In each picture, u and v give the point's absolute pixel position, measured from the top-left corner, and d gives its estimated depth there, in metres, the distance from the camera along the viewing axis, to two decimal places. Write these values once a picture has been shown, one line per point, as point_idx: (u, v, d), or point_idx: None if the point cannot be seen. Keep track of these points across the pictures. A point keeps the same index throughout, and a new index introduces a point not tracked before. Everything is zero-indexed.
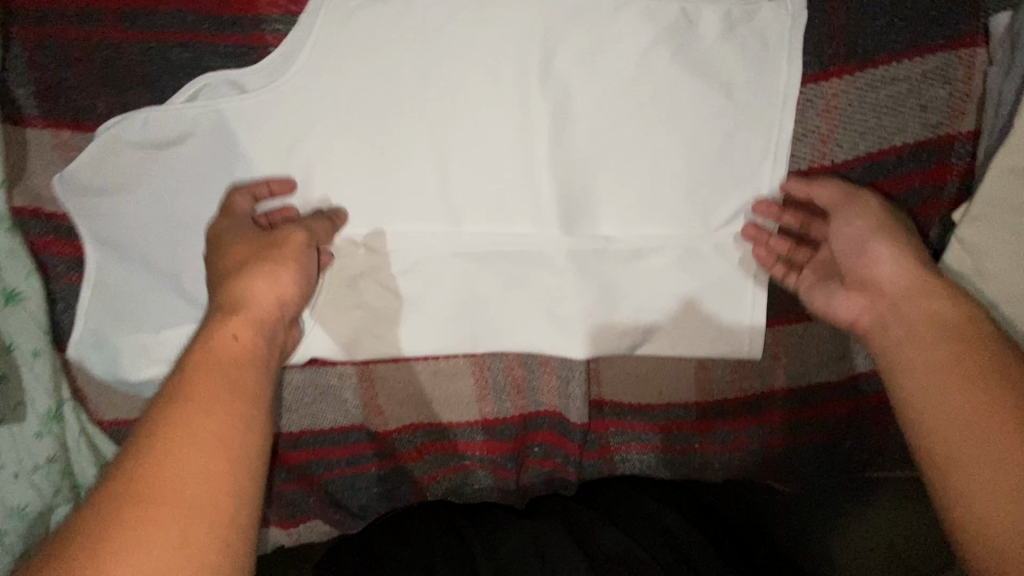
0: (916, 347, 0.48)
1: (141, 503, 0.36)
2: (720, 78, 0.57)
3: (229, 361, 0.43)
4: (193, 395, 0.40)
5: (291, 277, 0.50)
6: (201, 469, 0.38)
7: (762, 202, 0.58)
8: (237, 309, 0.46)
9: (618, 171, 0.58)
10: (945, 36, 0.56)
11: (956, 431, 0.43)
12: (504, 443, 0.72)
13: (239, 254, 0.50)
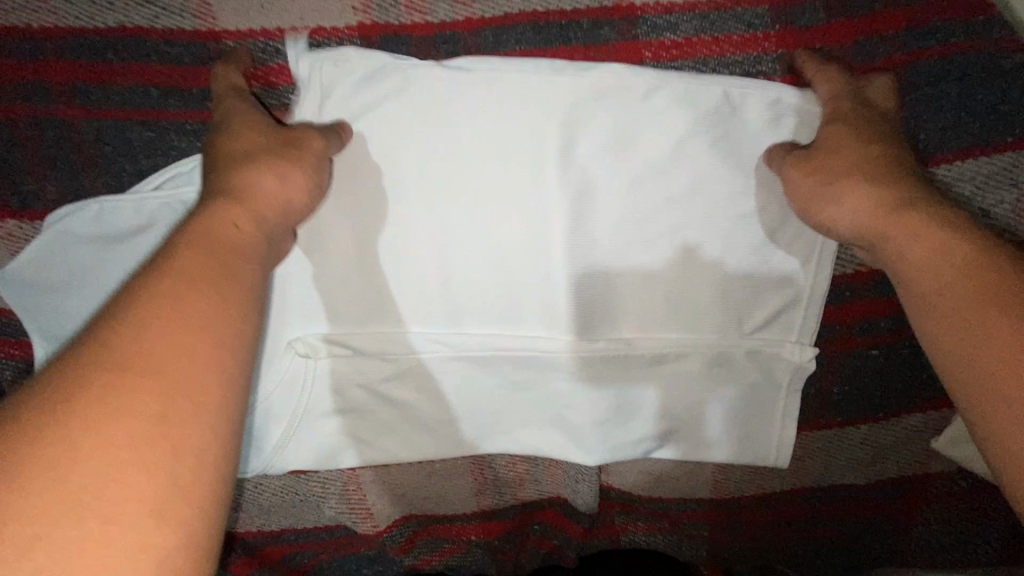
0: (923, 267, 0.39)
1: (96, 399, 0.26)
2: (763, 171, 0.49)
3: (227, 248, 0.35)
4: (150, 346, 0.29)
5: (303, 180, 0.42)
6: (183, 351, 0.29)
7: (801, 308, 0.52)
8: (239, 198, 0.38)
9: (643, 271, 0.51)
10: (1014, 136, 0.49)
11: (984, 321, 0.35)
12: (502, 526, 0.69)
13: (245, 131, 0.42)
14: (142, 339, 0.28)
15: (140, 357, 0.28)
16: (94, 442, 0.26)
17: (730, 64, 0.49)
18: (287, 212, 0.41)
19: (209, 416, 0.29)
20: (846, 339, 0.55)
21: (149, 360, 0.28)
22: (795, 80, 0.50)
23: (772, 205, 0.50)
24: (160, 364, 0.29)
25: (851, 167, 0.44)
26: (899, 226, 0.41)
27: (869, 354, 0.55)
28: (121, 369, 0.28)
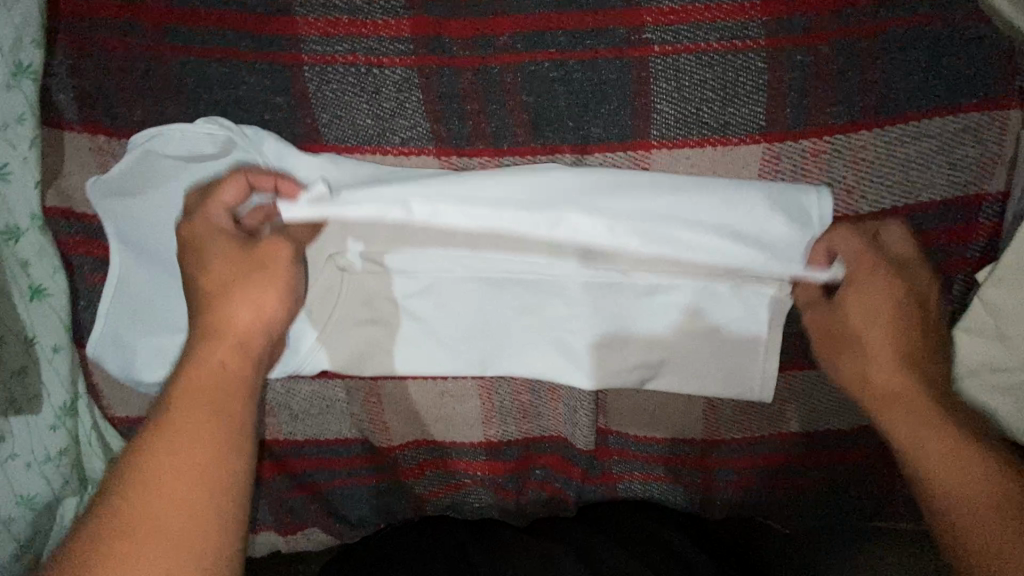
0: (917, 393, 0.51)
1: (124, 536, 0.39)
2: (742, 123, 0.57)
3: (211, 382, 0.45)
4: (181, 426, 0.43)
5: (277, 298, 0.49)
6: (192, 481, 0.42)
7: None
8: (218, 336, 0.48)
9: (642, 204, 0.55)
10: (976, 97, 0.55)
11: (961, 480, 0.47)
12: (506, 465, 0.71)
13: (223, 256, 0.49)
14: (157, 462, 0.42)
15: (139, 520, 0.40)
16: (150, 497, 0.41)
17: (718, 29, 0.56)
18: (267, 331, 0.50)
19: (207, 503, 0.41)
20: None
21: (168, 449, 0.42)
22: (781, 41, 0.55)
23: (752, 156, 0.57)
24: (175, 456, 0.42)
25: (872, 306, 0.52)
26: (901, 407, 0.51)
27: None
28: (142, 491, 0.41)
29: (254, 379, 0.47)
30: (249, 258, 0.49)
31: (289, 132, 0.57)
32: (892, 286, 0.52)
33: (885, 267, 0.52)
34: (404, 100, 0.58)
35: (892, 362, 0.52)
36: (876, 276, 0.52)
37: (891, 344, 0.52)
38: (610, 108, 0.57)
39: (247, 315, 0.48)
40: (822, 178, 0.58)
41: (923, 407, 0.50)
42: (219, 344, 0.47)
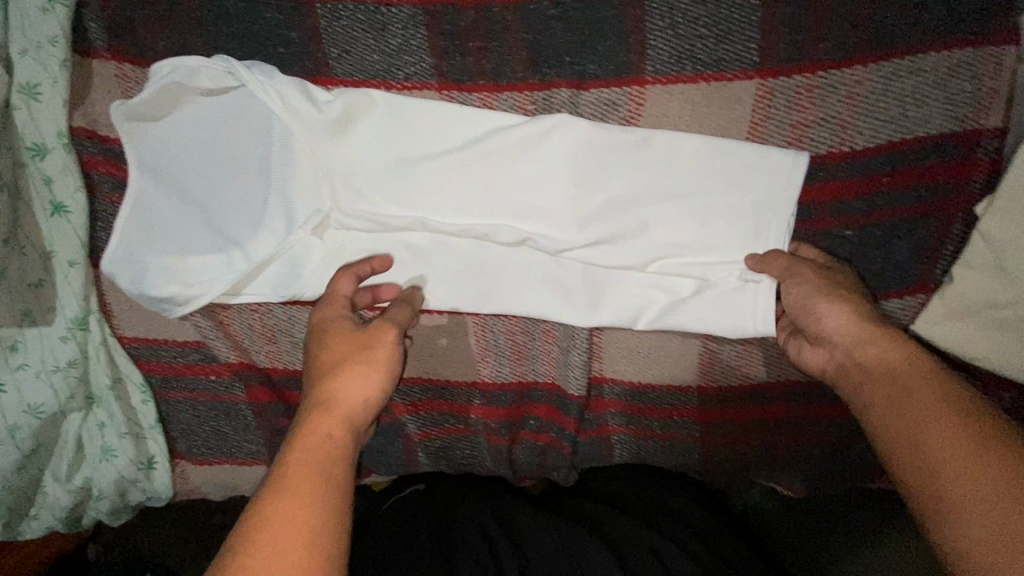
0: (925, 400, 0.46)
1: (248, 553, 0.40)
2: (736, 62, 0.58)
3: (326, 454, 0.46)
4: (296, 471, 0.44)
5: (379, 380, 0.52)
6: (306, 505, 0.42)
7: (773, 191, 0.59)
8: (326, 406, 0.49)
9: (628, 168, 0.60)
10: (974, 32, 0.55)
11: (948, 469, 0.43)
12: (499, 410, 0.69)
13: (339, 347, 0.53)
14: (258, 539, 0.40)
15: (265, 531, 0.41)
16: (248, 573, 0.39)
17: None
18: (369, 411, 0.51)
19: (314, 511, 0.42)
20: (820, 219, 0.61)
21: (273, 523, 0.41)
22: None
23: (744, 92, 0.59)
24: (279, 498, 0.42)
25: (875, 350, 0.51)
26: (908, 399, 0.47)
27: (842, 235, 0.61)
28: (268, 513, 0.42)
29: (355, 446, 0.49)
30: (362, 335, 0.53)
31: (299, 65, 0.60)
32: (851, 310, 0.53)
33: (849, 294, 0.55)
34: (409, 36, 0.60)
35: (881, 373, 0.50)
36: (876, 350, 0.51)
37: (926, 388, 0.47)
38: (606, 45, 0.59)
39: (351, 392, 0.51)
40: (816, 114, 0.58)
41: (934, 414, 0.45)
42: (328, 414, 0.49)
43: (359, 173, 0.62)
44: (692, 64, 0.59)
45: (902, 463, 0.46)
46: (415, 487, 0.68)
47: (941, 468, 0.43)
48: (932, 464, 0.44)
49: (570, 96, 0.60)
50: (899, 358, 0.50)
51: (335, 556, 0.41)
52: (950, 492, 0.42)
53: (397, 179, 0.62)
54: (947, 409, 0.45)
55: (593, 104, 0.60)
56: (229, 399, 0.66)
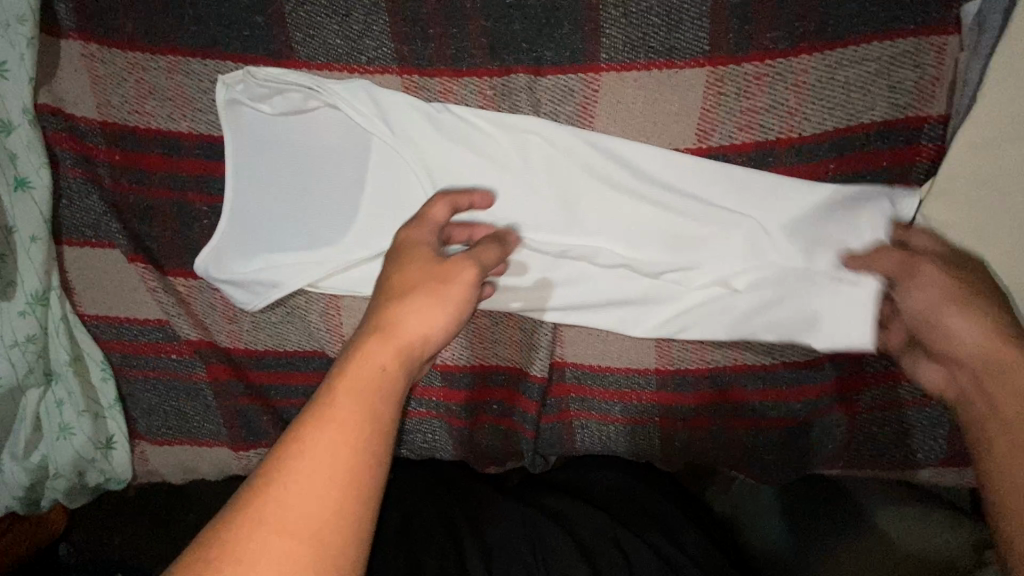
0: (1019, 371, 0.49)
1: (262, 495, 0.39)
2: (688, 49, 0.60)
3: (371, 386, 0.44)
4: (339, 414, 0.42)
5: (445, 315, 0.50)
6: (332, 456, 0.40)
7: (726, 174, 0.61)
8: (388, 334, 0.47)
9: (603, 159, 0.62)
10: (917, 23, 0.57)
11: (1014, 457, 0.47)
12: (461, 393, 0.69)
13: (411, 273, 0.52)
14: (305, 463, 0.40)
15: (291, 476, 0.40)
16: (289, 488, 0.39)
17: None
18: (425, 349, 0.49)
19: (344, 467, 0.40)
20: None
21: (325, 444, 0.41)
22: None
23: (697, 79, 0.60)
24: (333, 418, 0.42)
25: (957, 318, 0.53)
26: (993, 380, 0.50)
27: None
28: (302, 454, 0.40)
29: (404, 386, 0.46)
30: (439, 267, 0.52)
31: (264, 48, 0.62)
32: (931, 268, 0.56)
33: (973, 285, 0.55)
34: (371, 22, 0.61)
35: (980, 344, 0.51)
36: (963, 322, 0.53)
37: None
38: (563, 33, 0.61)
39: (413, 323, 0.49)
40: (763, 102, 0.60)
41: (1005, 367, 0.50)
42: (386, 344, 0.47)
43: (337, 161, 0.63)
44: (646, 52, 0.60)
45: (986, 425, 0.50)
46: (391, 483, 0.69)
47: (1020, 429, 0.48)
48: (1014, 422, 0.48)
49: (529, 82, 0.62)
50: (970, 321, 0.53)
51: (353, 527, 0.39)
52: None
53: (375, 168, 0.63)
54: (995, 374, 0.50)
55: (551, 90, 0.62)
56: (190, 379, 0.66)
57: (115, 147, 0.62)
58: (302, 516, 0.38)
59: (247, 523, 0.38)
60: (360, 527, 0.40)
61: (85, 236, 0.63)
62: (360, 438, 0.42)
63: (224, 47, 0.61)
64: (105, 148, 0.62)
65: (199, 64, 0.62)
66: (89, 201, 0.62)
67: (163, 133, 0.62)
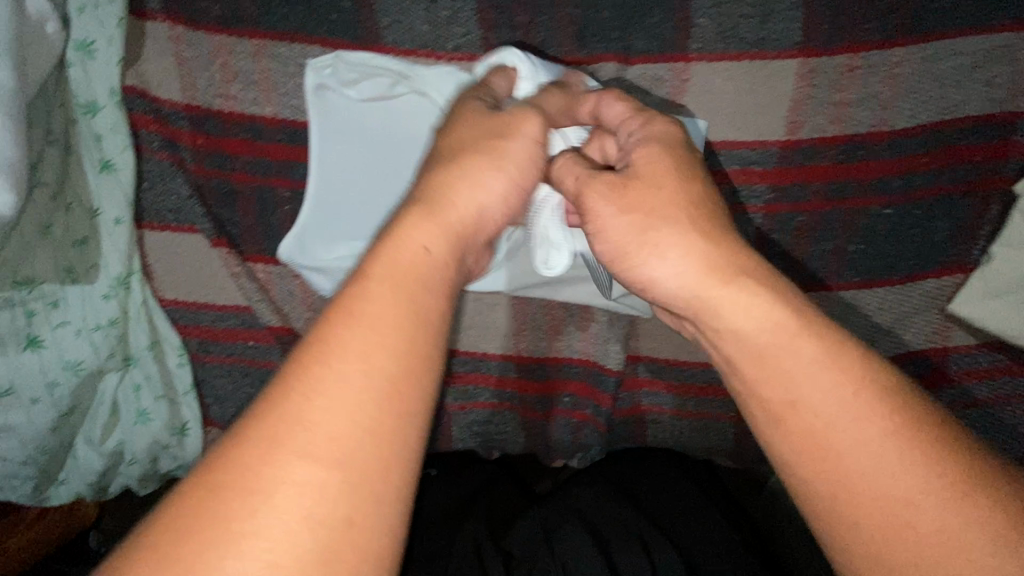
0: (817, 394, 0.38)
1: (273, 426, 0.32)
2: (781, 40, 0.59)
3: (417, 277, 0.38)
4: (362, 307, 0.35)
5: (496, 183, 0.44)
6: (363, 352, 0.34)
7: (815, 168, 0.61)
8: (435, 213, 0.41)
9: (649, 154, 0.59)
10: (1012, 19, 0.57)
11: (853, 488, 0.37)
12: (534, 384, 0.69)
13: (468, 136, 0.46)
14: (322, 378, 0.33)
15: (301, 400, 0.33)
16: (314, 406, 0.33)
17: None
18: (478, 228, 0.44)
19: (389, 357, 0.34)
20: (860, 197, 0.61)
21: (350, 353, 0.34)
22: None
23: (787, 70, 0.60)
24: (354, 329, 0.35)
25: (793, 347, 0.39)
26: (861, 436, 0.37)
27: (882, 213, 0.61)
28: (324, 367, 0.34)
29: (453, 270, 0.40)
30: (495, 125, 0.46)
31: (350, 33, 0.61)
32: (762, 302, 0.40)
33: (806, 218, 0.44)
34: (459, 8, 0.61)
35: (816, 370, 0.38)
36: (800, 327, 0.39)
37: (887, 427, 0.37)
38: (654, 22, 0.60)
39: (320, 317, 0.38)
40: (856, 94, 0.60)
41: (860, 439, 0.37)
42: (423, 222, 0.40)
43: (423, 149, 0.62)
44: (737, 43, 0.60)
45: (812, 478, 0.38)
46: (428, 473, 0.68)
47: (854, 477, 0.37)
48: (819, 456, 0.38)
49: (618, 71, 0.61)
50: (812, 354, 0.39)
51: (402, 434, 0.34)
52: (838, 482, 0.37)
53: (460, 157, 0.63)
54: (863, 422, 0.37)
55: (639, 80, 0.61)
56: (265, 365, 0.66)
57: (199, 131, 0.62)
58: (325, 437, 0.32)
59: (257, 445, 0.32)
60: (401, 444, 0.33)
61: (165, 220, 0.63)
62: (390, 344, 0.35)
63: (310, 32, 0.61)
64: (189, 132, 0.61)
65: (286, 49, 0.61)
66: (172, 184, 0.62)
67: (248, 118, 0.62)
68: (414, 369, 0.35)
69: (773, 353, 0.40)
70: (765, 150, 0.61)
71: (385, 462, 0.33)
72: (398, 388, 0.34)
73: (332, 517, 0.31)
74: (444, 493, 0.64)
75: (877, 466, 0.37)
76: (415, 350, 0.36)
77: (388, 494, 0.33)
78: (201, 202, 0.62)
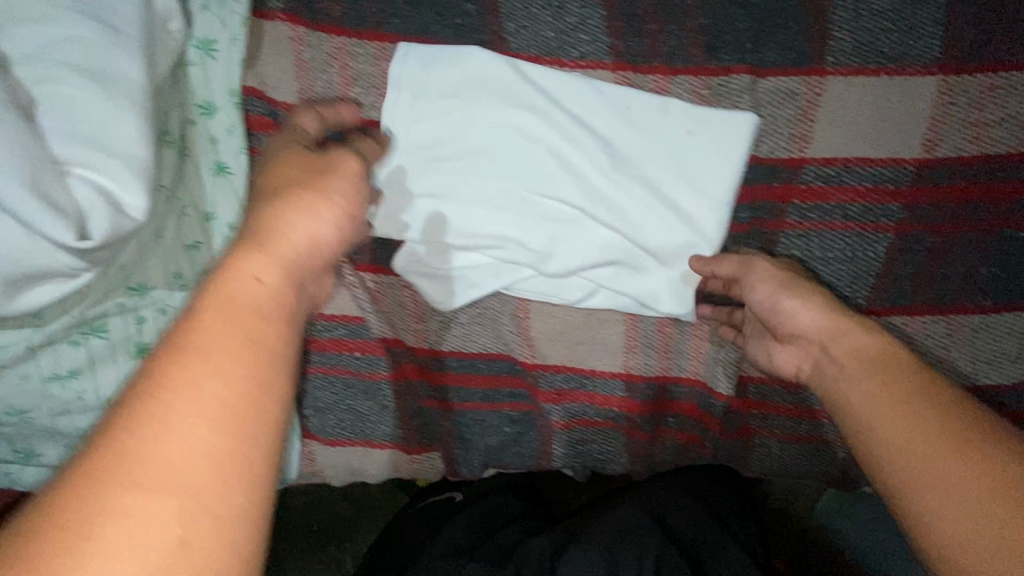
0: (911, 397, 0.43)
1: (107, 454, 0.28)
2: (924, 55, 0.57)
3: (247, 303, 0.35)
4: (210, 328, 0.33)
5: (331, 215, 0.44)
6: (233, 376, 0.32)
7: (952, 188, 0.59)
8: (263, 245, 0.39)
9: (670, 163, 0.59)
10: None
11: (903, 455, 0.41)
12: (644, 404, 0.66)
13: (283, 172, 0.46)
14: (162, 418, 0.29)
15: (150, 427, 0.29)
16: (174, 427, 0.29)
17: None
18: (314, 257, 0.42)
19: (257, 383, 0.32)
20: (996, 219, 0.59)
21: (206, 387, 0.31)
22: None
23: (928, 86, 0.58)
24: (206, 356, 0.32)
25: (858, 351, 0.48)
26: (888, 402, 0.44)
27: (1019, 236, 0.59)
28: (168, 387, 0.31)
29: (295, 302, 0.38)
30: (320, 158, 0.47)
31: (474, 37, 0.59)
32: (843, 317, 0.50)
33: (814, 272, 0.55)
34: (587, 15, 0.59)
35: (868, 364, 0.47)
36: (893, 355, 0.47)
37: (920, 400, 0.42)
38: (789, 34, 0.58)
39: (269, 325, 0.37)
40: (998, 113, 0.57)
41: (916, 412, 0.42)
42: (262, 253, 0.38)
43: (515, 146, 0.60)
44: (877, 57, 0.58)
45: (885, 439, 0.42)
46: (452, 497, 0.69)
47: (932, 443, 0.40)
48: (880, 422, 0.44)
49: (749, 83, 0.60)
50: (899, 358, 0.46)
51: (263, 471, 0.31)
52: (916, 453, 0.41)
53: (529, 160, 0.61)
54: (928, 412, 0.41)
55: (771, 93, 0.60)
56: (370, 377, 0.64)
57: None
58: (167, 467, 0.29)
59: (77, 513, 0.27)
60: (254, 493, 0.31)
61: None
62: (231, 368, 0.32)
63: (434, 35, 0.59)
64: None
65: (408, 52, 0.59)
66: None
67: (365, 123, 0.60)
68: (262, 394, 0.32)
69: (863, 368, 0.47)
70: (899, 168, 0.60)
71: (241, 500, 0.30)
72: (244, 413, 0.31)
73: (162, 548, 0.27)
74: (434, 521, 0.67)
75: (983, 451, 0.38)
76: (273, 381, 0.33)
77: (241, 544, 0.30)
78: None
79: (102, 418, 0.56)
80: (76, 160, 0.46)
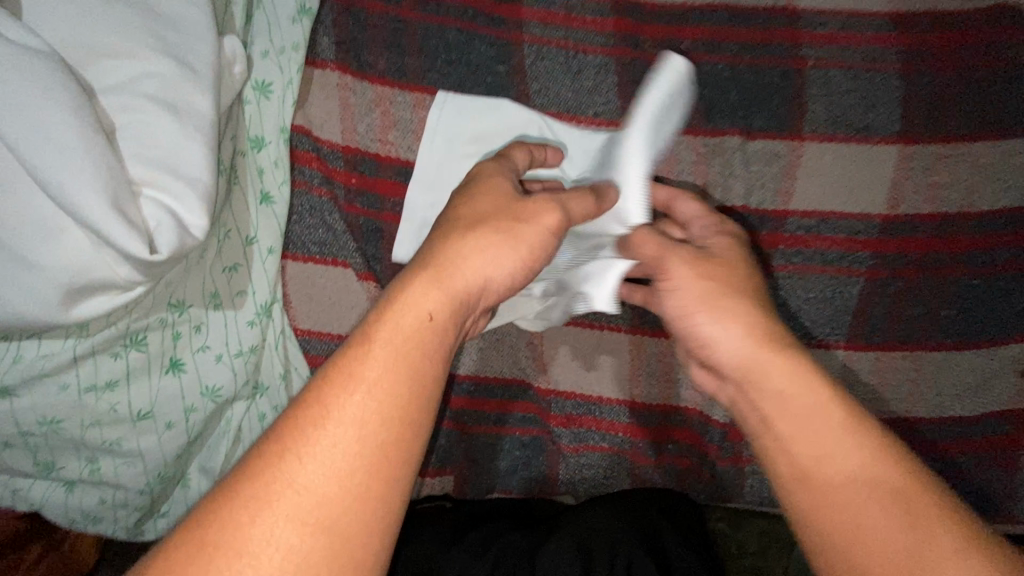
0: (841, 472, 0.43)
1: (285, 456, 0.37)
2: (883, 127, 0.68)
3: (417, 339, 0.41)
4: (383, 358, 0.40)
5: (511, 260, 0.48)
6: (385, 416, 0.39)
7: (914, 240, 0.68)
8: (442, 275, 0.44)
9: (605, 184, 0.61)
10: None
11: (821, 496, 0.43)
12: (646, 430, 0.71)
13: (486, 205, 0.49)
14: (321, 446, 0.37)
15: (322, 442, 0.37)
16: (330, 450, 0.37)
17: (860, 51, 0.68)
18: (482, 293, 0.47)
19: (404, 424, 0.39)
20: (951, 267, 0.68)
21: (349, 422, 0.38)
22: (914, 65, 0.68)
23: (887, 152, 0.68)
24: (354, 395, 0.39)
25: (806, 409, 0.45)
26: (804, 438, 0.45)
27: (971, 282, 0.68)
28: (330, 412, 0.38)
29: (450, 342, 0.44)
30: (517, 205, 0.49)
31: (503, 93, 0.67)
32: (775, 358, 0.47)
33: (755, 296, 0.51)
34: (601, 81, 0.68)
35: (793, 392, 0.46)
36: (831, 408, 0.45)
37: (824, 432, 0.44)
38: (772, 105, 0.68)
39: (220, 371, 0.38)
40: (948, 178, 0.68)
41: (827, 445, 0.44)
42: (434, 283, 0.44)
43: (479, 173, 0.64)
44: (845, 128, 0.68)
45: (798, 491, 0.45)
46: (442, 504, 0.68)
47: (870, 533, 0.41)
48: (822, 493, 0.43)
49: (740, 144, 0.69)
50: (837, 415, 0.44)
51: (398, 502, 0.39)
52: (846, 526, 0.42)
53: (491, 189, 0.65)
54: (832, 447, 0.43)
55: (758, 153, 0.69)
56: None
57: (354, 170, 0.65)
58: (314, 501, 0.36)
59: (255, 501, 0.36)
60: (382, 518, 0.38)
61: (310, 252, 0.65)
62: (391, 408, 0.39)
63: (468, 89, 0.67)
64: (344, 171, 0.65)
65: None
66: (322, 218, 0.65)
67: (401, 162, 0.66)
68: (407, 435, 0.39)
69: (798, 415, 0.45)
70: (868, 221, 0.68)
71: (369, 531, 0.37)
72: (388, 447, 0.38)
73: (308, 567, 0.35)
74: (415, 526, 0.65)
75: (899, 531, 0.40)
76: (407, 430, 0.39)
77: (362, 557, 0.37)
78: (351, 236, 0.65)
79: (130, 431, 0.57)
80: (152, 181, 0.50)
